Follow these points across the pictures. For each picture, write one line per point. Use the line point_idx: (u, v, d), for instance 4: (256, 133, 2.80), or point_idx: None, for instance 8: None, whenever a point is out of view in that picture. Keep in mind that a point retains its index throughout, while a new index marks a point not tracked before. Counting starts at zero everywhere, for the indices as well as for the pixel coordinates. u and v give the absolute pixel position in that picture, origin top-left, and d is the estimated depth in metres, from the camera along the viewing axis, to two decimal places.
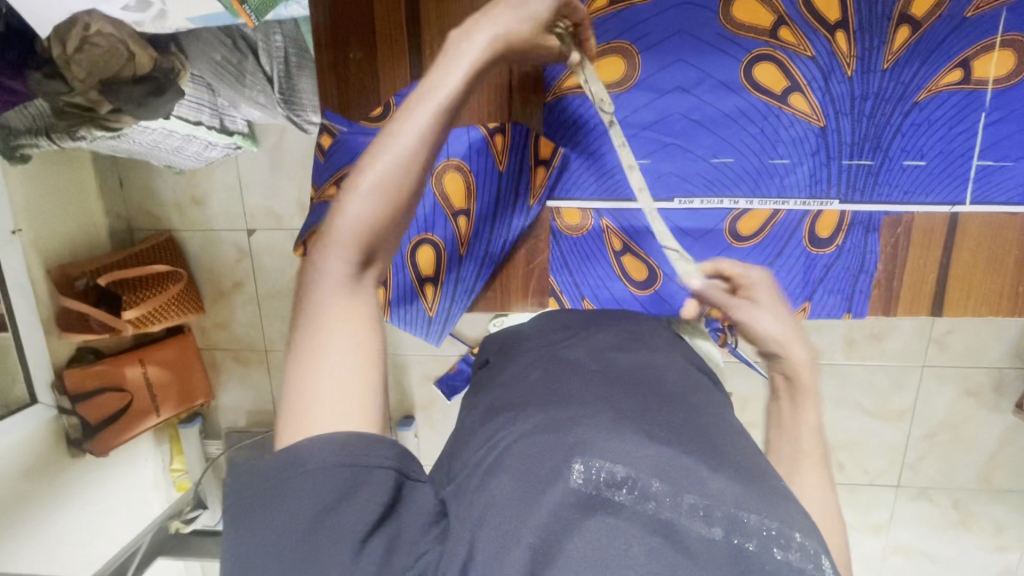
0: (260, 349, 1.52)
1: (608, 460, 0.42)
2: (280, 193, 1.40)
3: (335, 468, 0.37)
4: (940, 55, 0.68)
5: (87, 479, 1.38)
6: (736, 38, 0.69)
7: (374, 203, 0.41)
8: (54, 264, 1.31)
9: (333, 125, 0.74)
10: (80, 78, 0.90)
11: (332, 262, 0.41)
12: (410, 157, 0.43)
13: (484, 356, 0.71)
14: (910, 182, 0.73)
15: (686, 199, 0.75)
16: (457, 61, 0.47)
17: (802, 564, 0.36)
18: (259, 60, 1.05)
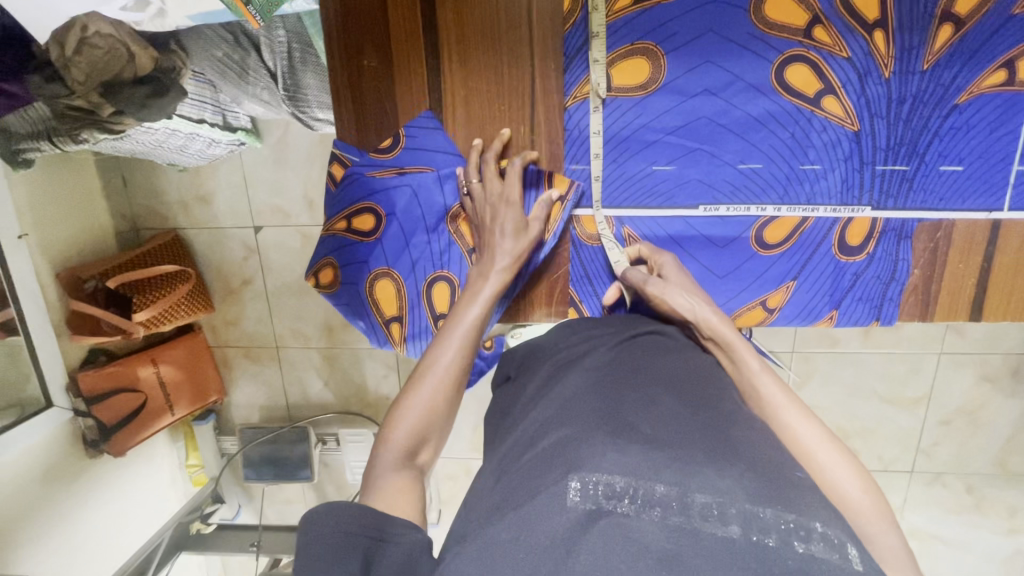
0: (270, 346, 1.51)
1: (602, 472, 0.41)
2: (286, 189, 1.38)
3: (367, 535, 0.45)
4: (984, 54, 0.65)
5: (105, 478, 1.39)
6: (768, 39, 0.66)
7: (419, 410, 0.60)
8: (62, 267, 1.30)
9: (344, 156, 0.74)
10: (80, 80, 0.87)
11: (386, 451, 0.58)
12: (445, 377, 0.62)
13: (505, 372, 0.70)
14: (947, 188, 0.70)
15: (712, 206, 0.73)
16: (474, 299, 0.68)
17: (829, 554, 0.36)
18: (262, 56, 1.01)
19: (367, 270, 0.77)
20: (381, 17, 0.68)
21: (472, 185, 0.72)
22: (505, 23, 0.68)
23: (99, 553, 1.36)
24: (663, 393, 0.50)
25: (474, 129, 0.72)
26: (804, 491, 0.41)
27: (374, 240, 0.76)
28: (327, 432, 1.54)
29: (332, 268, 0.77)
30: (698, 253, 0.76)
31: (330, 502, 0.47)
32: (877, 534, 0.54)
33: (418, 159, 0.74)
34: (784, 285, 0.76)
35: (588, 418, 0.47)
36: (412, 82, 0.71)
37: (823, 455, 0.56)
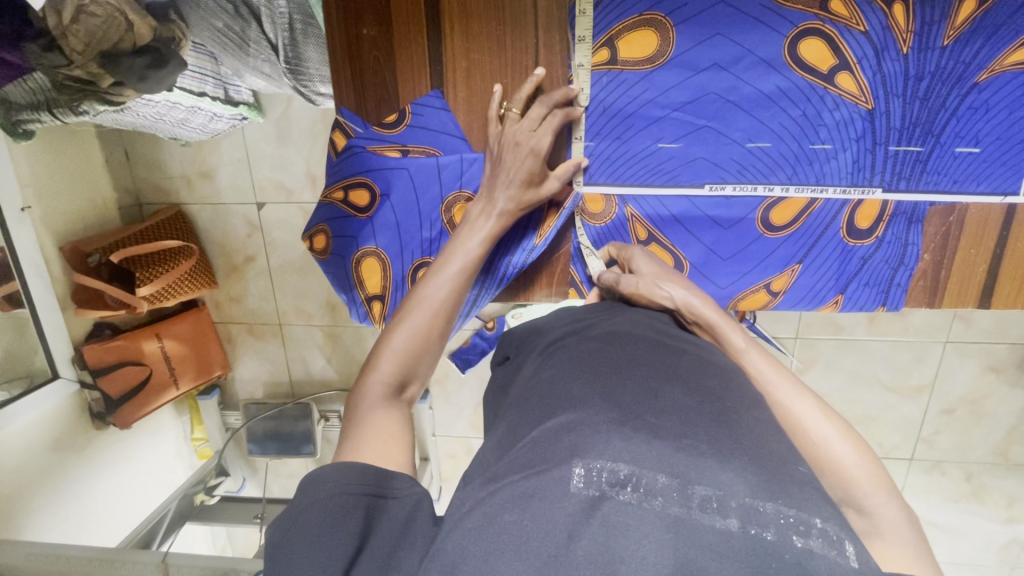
0: (274, 323, 1.52)
1: (607, 458, 0.41)
2: (288, 166, 1.37)
3: (355, 494, 0.45)
4: (1007, 30, 0.62)
5: (112, 450, 1.41)
6: (782, 11, 0.64)
7: (408, 340, 0.60)
8: (66, 240, 1.30)
9: (347, 123, 0.71)
10: (78, 50, 0.85)
11: (373, 383, 0.57)
12: (436, 309, 0.62)
13: (503, 352, 0.70)
14: (961, 170, 0.68)
15: (718, 185, 0.71)
16: (474, 233, 0.67)
17: (827, 551, 0.36)
18: (262, 28, 0.99)
19: (356, 246, 0.74)
20: None
21: (507, 113, 0.67)
22: None
23: (107, 521, 1.39)
24: (666, 386, 0.49)
25: (473, 108, 0.70)
26: (801, 482, 0.41)
27: (367, 217, 0.73)
28: (330, 409, 1.55)
29: (325, 235, 0.73)
30: (701, 234, 0.74)
31: (333, 463, 0.47)
32: (877, 502, 0.54)
33: (423, 138, 0.72)
34: (789, 268, 0.75)
35: (586, 404, 0.47)
36: (412, 53, 0.68)
37: (819, 428, 0.55)
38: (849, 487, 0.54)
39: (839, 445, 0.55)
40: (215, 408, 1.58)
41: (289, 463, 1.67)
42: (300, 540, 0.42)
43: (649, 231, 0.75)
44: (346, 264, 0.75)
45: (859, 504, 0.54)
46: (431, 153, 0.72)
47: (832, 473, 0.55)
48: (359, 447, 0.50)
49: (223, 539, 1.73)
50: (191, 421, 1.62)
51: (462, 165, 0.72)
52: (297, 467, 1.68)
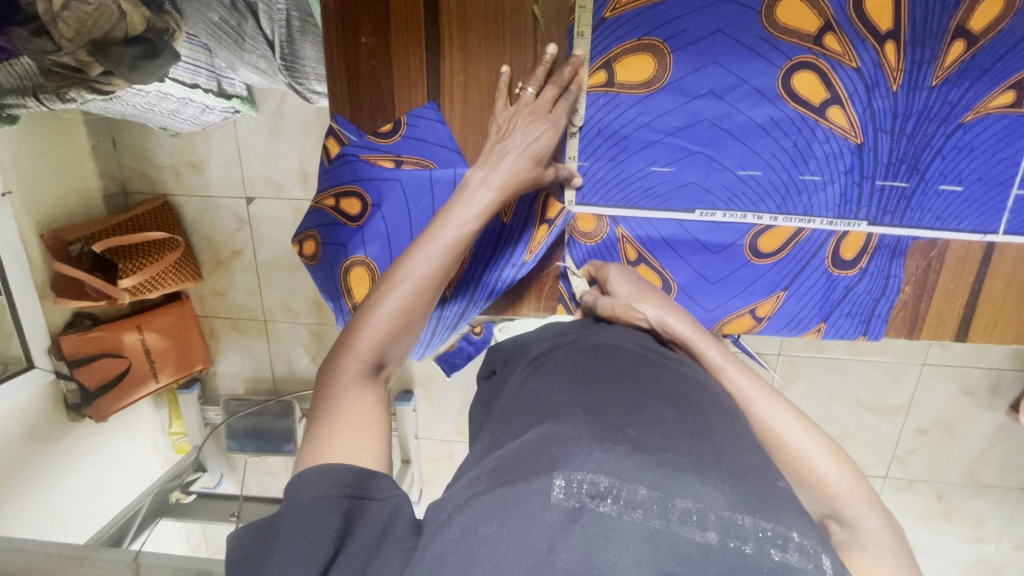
0: (258, 318, 1.51)
1: (588, 471, 0.41)
2: (279, 161, 1.36)
3: (334, 497, 0.43)
4: (995, 73, 0.63)
5: (87, 442, 1.39)
6: (778, 44, 0.64)
7: (390, 319, 0.57)
8: (48, 228, 1.27)
9: (341, 131, 0.70)
10: (68, 37, 0.84)
11: (350, 361, 0.54)
12: (421, 286, 0.58)
13: (490, 366, 0.70)
14: (944, 207, 0.69)
15: (708, 211, 0.72)
16: (469, 205, 0.62)
17: (802, 563, 0.37)
18: (259, 23, 0.99)
19: (345, 255, 0.73)
20: None
21: (523, 92, 0.66)
22: (510, 8, 0.65)
23: (80, 515, 1.36)
24: (648, 399, 0.49)
25: (468, 121, 0.70)
26: (780, 500, 0.41)
27: (357, 226, 0.72)
28: None
29: (315, 240, 0.73)
30: (690, 258, 0.75)
31: (319, 464, 0.46)
32: (858, 513, 0.54)
33: (418, 149, 0.72)
34: (774, 295, 0.76)
35: (565, 416, 0.47)
36: (410, 62, 0.68)
37: (799, 442, 0.56)
38: (831, 500, 0.55)
39: (818, 457, 0.56)
40: (195, 402, 1.56)
41: (268, 461, 1.66)
42: (280, 548, 0.42)
43: (639, 252, 0.76)
44: (335, 271, 0.73)
45: (839, 515, 0.55)
46: (424, 164, 0.72)
47: (809, 483, 0.55)
48: (334, 431, 0.49)
49: (198, 535, 1.71)
50: (169, 415, 1.60)
51: (454, 179, 0.72)
52: (277, 464, 1.66)
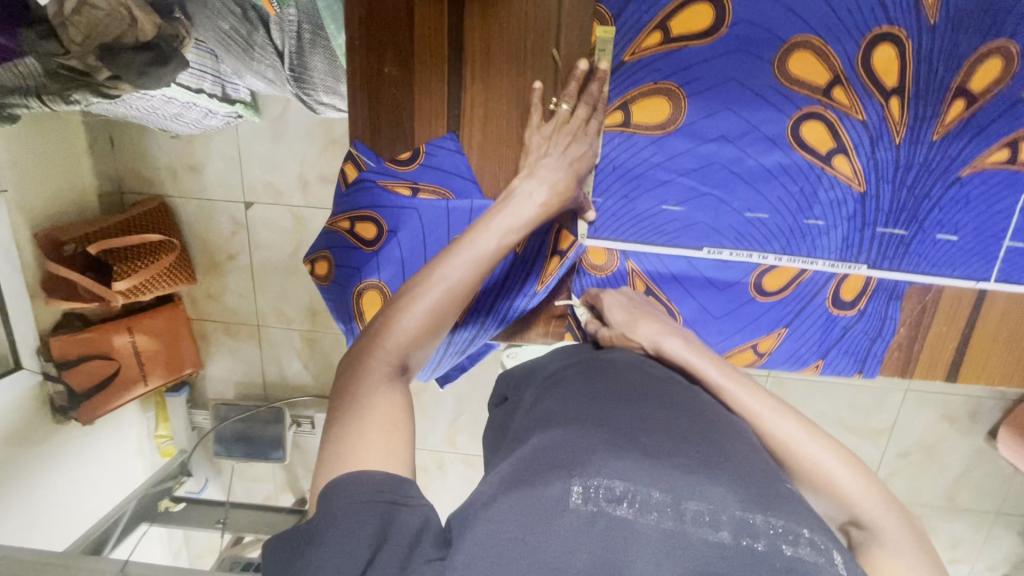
0: (252, 323, 1.50)
1: (603, 476, 0.43)
2: (280, 167, 1.36)
3: (368, 505, 0.42)
4: (990, 132, 0.66)
5: (72, 444, 1.36)
6: (789, 94, 0.67)
7: (420, 322, 0.53)
8: (41, 227, 1.25)
9: (361, 157, 0.67)
10: (77, 41, 0.85)
11: (376, 360, 0.52)
12: (457, 289, 0.55)
13: (501, 393, 0.69)
14: (940, 255, 0.72)
15: (715, 249, 0.74)
16: (512, 214, 0.59)
17: (814, 557, 0.40)
18: (270, 34, 0.99)
19: (358, 279, 0.69)
20: (405, 17, 0.62)
21: (557, 109, 0.64)
22: (535, 44, 0.63)
23: (61, 519, 1.33)
24: (655, 410, 0.52)
25: (489, 154, 0.68)
26: (788, 500, 0.45)
27: (372, 251, 0.68)
28: (302, 414, 1.54)
29: (327, 262, 0.68)
30: (697, 293, 0.77)
31: (352, 471, 0.44)
32: (876, 515, 0.54)
33: (437, 179, 0.69)
34: (776, 331, 0.78)
35: (575, 424, 0.49)
36: (432, 94, 0.65)
37: (805, 451, 0.57)
38: (844, 504, 0.56)
39: (826, 464, 0.56)
40: (183, 406, 1.54)
41: (255, 466, 1.64)
42: (313, 558, 0.40)
43: (647, 286, 0.77)
44: (347, 296, 0.69)
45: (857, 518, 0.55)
46: (442, 195, 0.69)
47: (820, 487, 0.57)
48: (362, 429, 0.48)
49: (179, 541, 1.68)
50: (156, 418, 1.57)
51: (471, 210, 0.69)
52: (264, 470, 1.65)
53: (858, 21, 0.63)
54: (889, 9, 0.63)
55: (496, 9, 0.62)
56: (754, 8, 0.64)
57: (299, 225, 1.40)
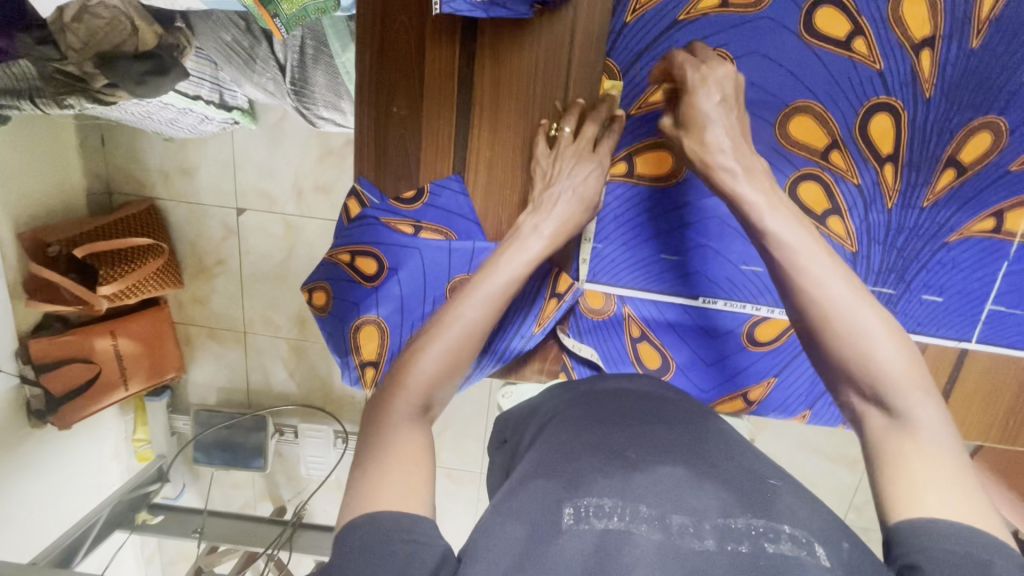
0: (238, 329, 1.48)
1: (592, 495, 0.45)
2: (275, 175, 1.34)
3: (383, 543, 0.40)
4: (978, 201, 0.68)
5: (47, 448, 1.33)
6: (788, 154, 0.68)
7: (440, 361, 0.53)
8: (25, 228, 1.22)
9: (364, 193, 0.68)
10: (75, 48, 0.83)
11: (400, 402, 0.51)
12: (475, 327, 0.55)
13: (499, 435, 0.66)
14: (925, 315, 0.73)
15: (710, 298, 0.74)
16: (522, 254, 0.61)
17: (795, 552, 0.40)
18: (272, 47, 0.98)
19: (356, 313, 0.68)
20: (417, 57, 0.64)
21: (560, 133, 0.66)
22: (542, 91, 0.66)
23: (32, 525, 1.30)
24: (653, 425, 0.53)
25: (492, 196, 0.70)
26: (775, 499, 0.45)
27: (373, 287, 0.68)
28: (285, 424, 1.53)
29: (325, 292, 0.67)
30: (690, 339, 0.76)
31: (369, 510, 0.43)
32: (910, 401, 0.50)
33: (439, 219, 0.69)
34: (765, 381, 0.76)
35: (566, 448, 0.51)
36: (439, 134, 0.67)
37: (851, 318, 0.54)
38: (876, 384, 0.52)
39: (868, 335, 0.53)
40: (163, 410, 1.52)
41: (234, 473, 1.61)
42: None
43: (643, 330, 0.76)
44: (344, 329, 0.68)
45: (886, 404, 0.51)
46: (444, 234, 0.69)
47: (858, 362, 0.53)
48: (384, 469, 0.46)
49: (152, 547, 1.65)
50: (134, 421, 1.54)
51: (473, 252, 0.70)
52: (243, 477, 1.62)
53: (857, 89, 0.65)
54: (888, 80, 0.64)
55: (506, 51, 0.65)
56: (757, 69, 0.65)
57: (291, 233, 1.39)
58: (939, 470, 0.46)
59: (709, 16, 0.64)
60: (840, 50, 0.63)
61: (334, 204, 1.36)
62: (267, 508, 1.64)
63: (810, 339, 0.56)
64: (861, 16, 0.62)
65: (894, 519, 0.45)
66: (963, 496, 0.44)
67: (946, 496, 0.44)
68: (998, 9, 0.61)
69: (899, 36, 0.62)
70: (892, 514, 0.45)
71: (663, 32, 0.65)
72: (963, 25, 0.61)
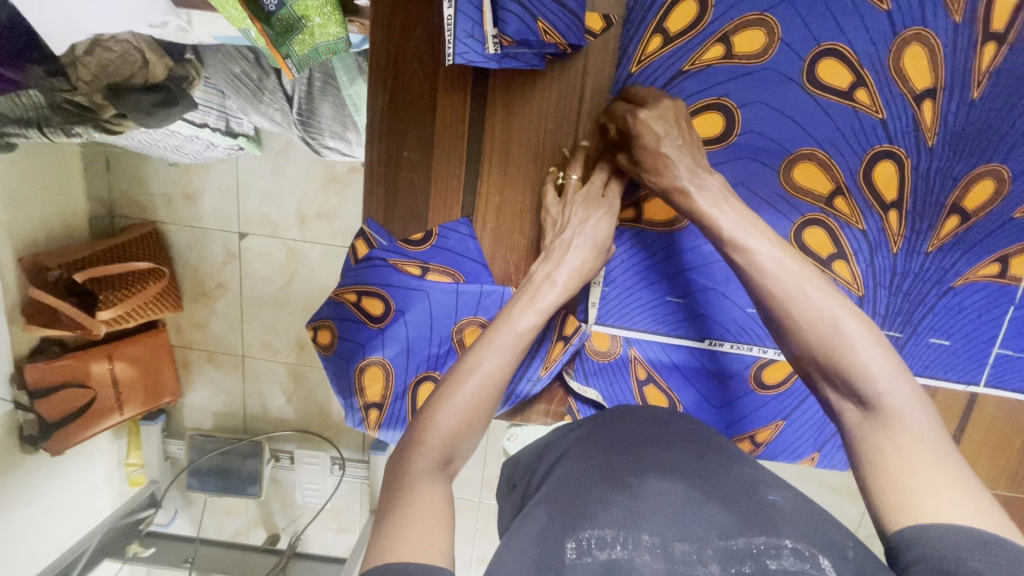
0: (237, 353, 1.47)
1: (594, 527, 0.44)
2: (278, 202, 1.35)
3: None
4: (983, 247, 0.68)
5: (40, 474, 1.29)
6: (793, 200, 0.69)
7: (460, 413, 0.53)
8: (27, 252, 1.21)
9: (372, 234, 0.67)
10: (86, 80, 0.84)
11: (419, 458, 0.50)
12: (492, 380, 0.55)
13: (507, 480, 0.64)
14: (932, 357, 0.73)
15: (717, 341, 0.74)
16: (535, 304, 0.61)
17: (798, 566, 0.41)
18: (280, 79, 0.98)
19: (361, 353, 0.68)
20: (430, 102, 0.65)
21: (566, 181, 0.67)
22: (554, 136, 0.67)
23: (24, 555, 1.26)
24: (652, 452, 0.52)
25: (500, 238, 0.71)
26: (772, 515, 0.45)
27: (379, 328, 0.67)
28: (282, 449, 1.50)
29: (330, 331, 0.67)
30: (697, 382, 0.75)
31: (391, 559, 0.40)
32: (882, 391, 0.49)
33: (448, 260, 0.69)
34: (774, 423, 0.75)
35: (573, 481, 0.50)
36: (448, 177, 0.68)
37: (811, 309, 0.54)
38: (848, 379, 0.51)
39: (836, 327, 0.53)
40: (158, 434, 1.49)
41: (228, 500, 1.58)
42: None
43: (649, 372, 0.76)
44: (349, 368, 0.68)
45: (860, 397, 0.50)
46: (452, 276, 0.69)
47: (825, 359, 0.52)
48: (401, 525, 0.44)
49: None
50: (128, 445, 1.52)
51: (480, 295, 0.69)
52: (237, 504, 1.58)
53: (861, 138, 0.66)
54: (891, 129, 0.65)
55: (519, 99, 0.66)
56: (763, 117, 0.66)
57: (293, 259, 1.39)
58: (920, 464, 0.45)
59: (715, 66, 0.65)
60: (844, 100, 0.64)
61: (337, 230, 1.36)
62: (260, 535, 1.61)
63: (780, 336, 0.56)
64: (865, 69, 0.63)
65: (893, 529, 0.43)
66: (954, 493, 0.43)
67: (939, 493, 0.43)
68: (998, 63, 0.62)
69: (901, 87, 0.63)
70: (891, 525, 0.43)
71: (669, 80, 0.65)
72: (964, 77, 0.62)
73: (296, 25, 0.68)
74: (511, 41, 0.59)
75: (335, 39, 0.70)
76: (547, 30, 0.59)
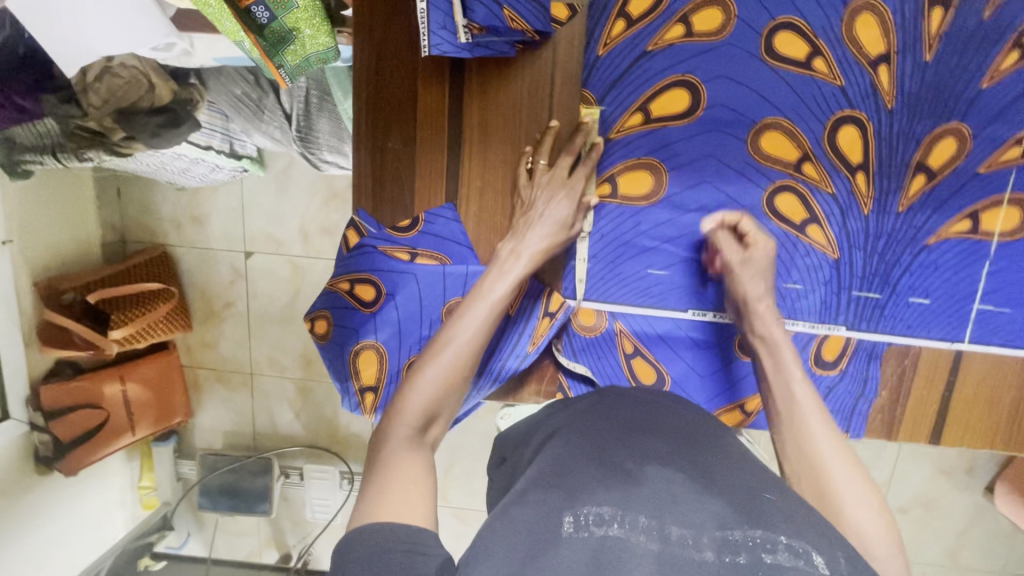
0: (245, 370, 1.49)
1: (591, 505, 0.45)
2: (282, 220, 1.39)
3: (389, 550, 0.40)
4: (952, 204, 0.70)
5: (53, 497, 1.32)
6: (763, 169, 0.71)
7: (435, 381, 0.55)
8: (42, 277, 1.27)
9: (362, 223, 0.70)
10: (95, 105, 0.89)
11: (398, 427, 0.53)
12: (466, 348, 0.57)
13: (500, 454, 0.65)
14: (914, 317, 0.74)
15: (700, 311, 0.77)
16: (506, 278, 0.63)
17: (792, 561, 0.40)
18: (279, 99, 1.04)
19: (355, 339, 0.70)
20: (408, 94, 0.69)
21: (535, 166, 0.70)
22: (528, 118, 0.70)
23: None
24: (649, 438, 0.54)
25: (484, 221, 0.74)
26: (770, 515, 0.45)
27: (371, 313, 0.70)
28: (291, 466, 1.50)
29: (327, 321, 0.69)
30: (684, 353, 0.77)
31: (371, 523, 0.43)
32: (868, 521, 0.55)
33: (435, 245, 0.72)
34: None
35: (565, 458, 0.51)
36: (430, 165, 0.71)
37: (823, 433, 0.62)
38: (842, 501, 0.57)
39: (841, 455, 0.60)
40: (170, 456, 1.51)
41: (239, 520, 1.57)
42: None
43: (636, 345, 0.77)
44: (344, 355, 0.70)
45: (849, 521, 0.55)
46: (439, 259, 0.72)
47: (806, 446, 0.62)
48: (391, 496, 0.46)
49: None
50: (140, 468, 1.53)
51: (466, 275, 0.72)
52: (248, 524, 1.58)
53: (822, 105, 0.68)
54: (851, 95, 0.68)
55: (491, 87, 0.69)
56: (726, 91, 0.69)
57: (297, 274, 1.42)
58: None
59: (676, 45, 0.68)
60: (802, 70, 0.67)
61: None
62: (271, 556, 1.59)
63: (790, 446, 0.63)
64: (819, 40, 0.66)
65: None
66: None
67: None
68: (946, 27, 0.65)
69: (857, 54, 0.66)
70: None
71: (633, 62, 0.69)
72: (916, 42, 0.65)
73: (286, 37, 0.72)
74: (480, 28, 0.61)
75: (324, 49, 0.75)
76: (513, 17, 0.62)
